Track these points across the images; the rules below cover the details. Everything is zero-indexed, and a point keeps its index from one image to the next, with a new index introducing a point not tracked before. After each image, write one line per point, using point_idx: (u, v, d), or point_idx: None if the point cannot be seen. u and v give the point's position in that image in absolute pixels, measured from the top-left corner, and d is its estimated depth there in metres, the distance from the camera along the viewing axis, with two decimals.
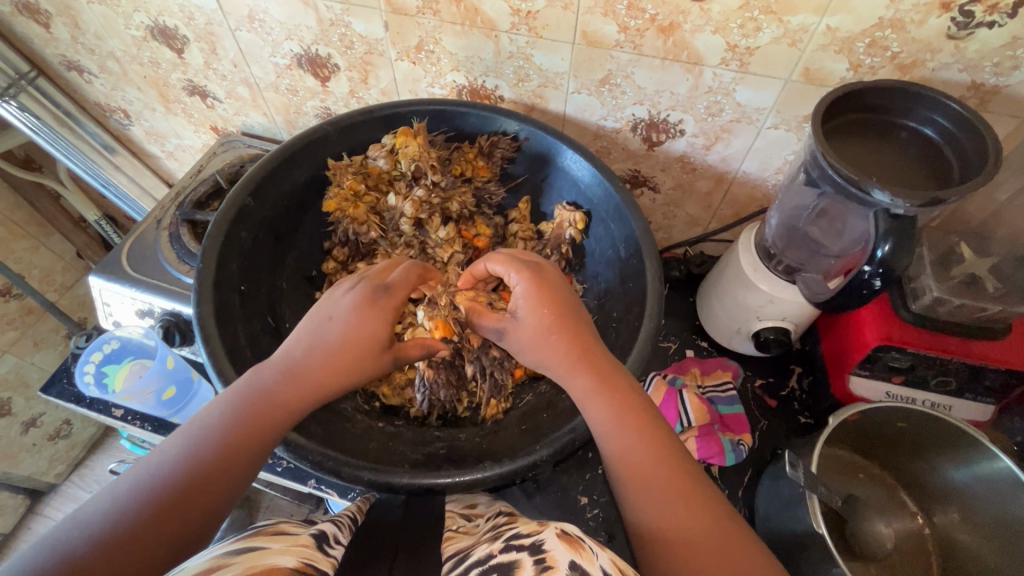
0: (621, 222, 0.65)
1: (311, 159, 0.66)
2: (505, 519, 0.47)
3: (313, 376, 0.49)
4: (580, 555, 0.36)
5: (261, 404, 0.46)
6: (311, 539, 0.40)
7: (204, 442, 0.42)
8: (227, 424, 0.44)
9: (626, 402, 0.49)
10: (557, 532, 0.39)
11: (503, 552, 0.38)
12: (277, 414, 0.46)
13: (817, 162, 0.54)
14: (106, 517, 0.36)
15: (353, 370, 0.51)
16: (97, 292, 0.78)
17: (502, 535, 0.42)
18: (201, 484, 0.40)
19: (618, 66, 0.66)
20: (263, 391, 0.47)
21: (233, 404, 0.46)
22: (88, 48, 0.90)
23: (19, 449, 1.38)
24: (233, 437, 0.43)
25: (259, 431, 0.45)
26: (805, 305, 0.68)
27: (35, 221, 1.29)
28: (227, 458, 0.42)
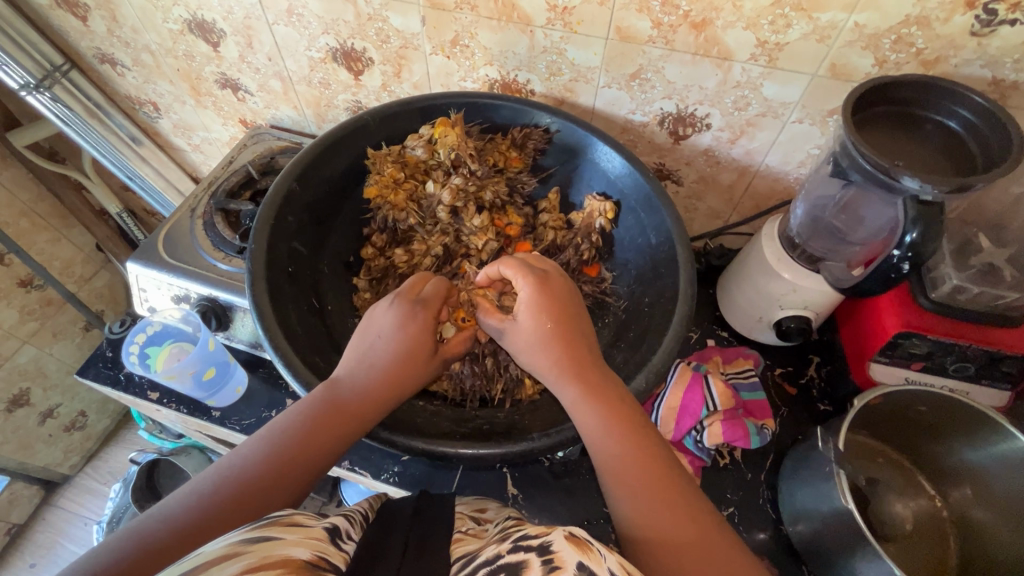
0: (652, 211, 0.67)
1: (352, 148, 0.68)
2: (512, 523, 0.50)
3: (378, 388, 0.52)
4: (588, 557, 0.38)
5: (326, 413, 0.49)
6: (325, 532, 0.42)
7: (279, 445, 0.46)
8: (299, 430, 0.47)
9: (615, 412, 0.51)
10: (564, 535, 0.40)
11: (510, 552, 0.40)
12: (340, 426, 0.49)
13: (847, 152, 0.56)
14: (190, 512, 0.42)
15: (408, 379, 0.54)
16: (134, 277, 0.81)
17: (509, 536, 0.44)
18: (268, 491, 0.44)
19: (649, 61, 0.69)
20: (331, 397, 0.50)
21: (301, 408, 0.49)
22: (124, 41, 0.93)
23: (35, 439, 1.40)
24: (300, 448, 0.47)
25: (323, 441, 0.48)
26: (828, 294, 0.70)
27: (59, 213, 1.31)
28: (292, 466, 0.46)
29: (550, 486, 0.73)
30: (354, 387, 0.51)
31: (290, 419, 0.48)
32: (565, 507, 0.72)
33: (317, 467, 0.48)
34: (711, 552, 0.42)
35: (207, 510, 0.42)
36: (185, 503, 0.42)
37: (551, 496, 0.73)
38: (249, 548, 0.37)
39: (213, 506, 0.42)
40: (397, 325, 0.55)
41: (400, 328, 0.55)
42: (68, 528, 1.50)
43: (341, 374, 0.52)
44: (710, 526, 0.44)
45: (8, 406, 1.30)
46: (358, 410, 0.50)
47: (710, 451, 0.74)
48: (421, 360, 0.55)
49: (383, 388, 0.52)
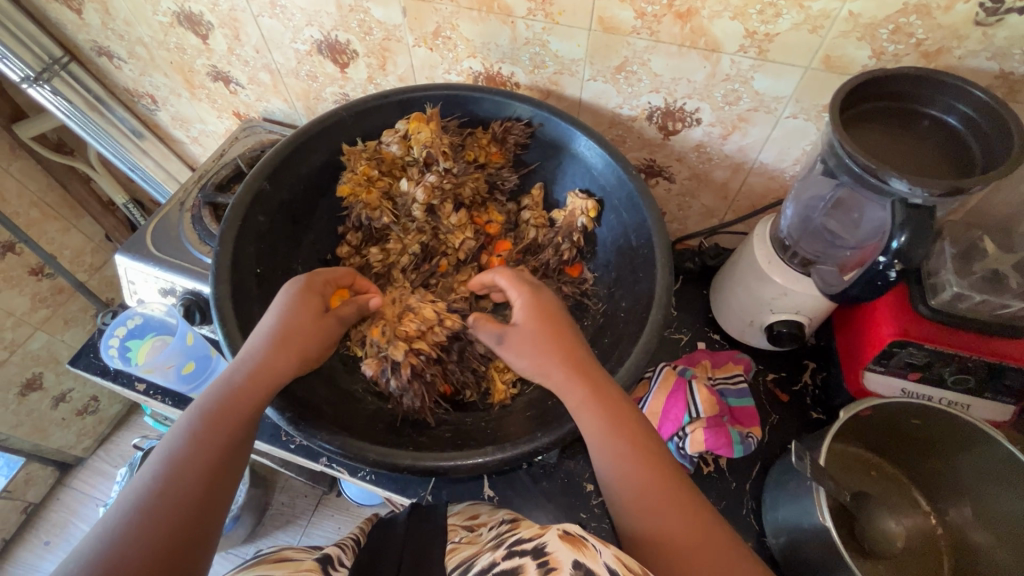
0: (634, 210, 0.64)
1: (327, 145, 0.67)
2: (508, 528, 0.49)
3: (266, 355, 0.51)
4: (584, 555, 0.37)
5: (225, 400, 0.47)
6: (317, 563, 0.47)
7: (179, 441, 0.45)
8: (195, 422, 0.46)
9: (619, 415, 0.49)
10: (559, 533, 0.40)
11: (505, 559, 0.40)
12: (237, 401, 0.48)
13: (834, 152, 0.53)
14: (101, 537, 0.39)
15: (306, 349, 0.54)
16: (122, 270, 0.81)
17: (505, 542, 0.44)
18: (173, 488, 0.42)
19: (634, 53, 0.66)
20: (225, 385, 0.49)
21: (198, 407, 0.47)
22: (118, 34, 0.93)
23: (49, 422, 1.44)
24: (209, 439, 0.45)
25: (225, 417, 0.47)
26: (820, 300, 0.67)
27: (68, 203, 1.33)
28: (206, 460, 0.44)
29: (528, 489, 0.72)
30: (249, 369, 0.50)
31: (189, 422, 0.46)
32: (542, 510, 0.70)
33: (235, 455, 0.46)
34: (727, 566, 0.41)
35: (132, 528, 0.39)
36: (102, 534, 0.39)
37: (528, 499, 0.71)
38: None
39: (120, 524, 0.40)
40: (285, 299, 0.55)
41: (294, 305, 0.55)
42: (81, 508, 1.54)
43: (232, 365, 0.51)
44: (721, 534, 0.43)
45: (21, 390, 1.34)
46: (249, 383, 0.49)
47: (694, 458, 0.71)
48: (320, 331, 0.55)
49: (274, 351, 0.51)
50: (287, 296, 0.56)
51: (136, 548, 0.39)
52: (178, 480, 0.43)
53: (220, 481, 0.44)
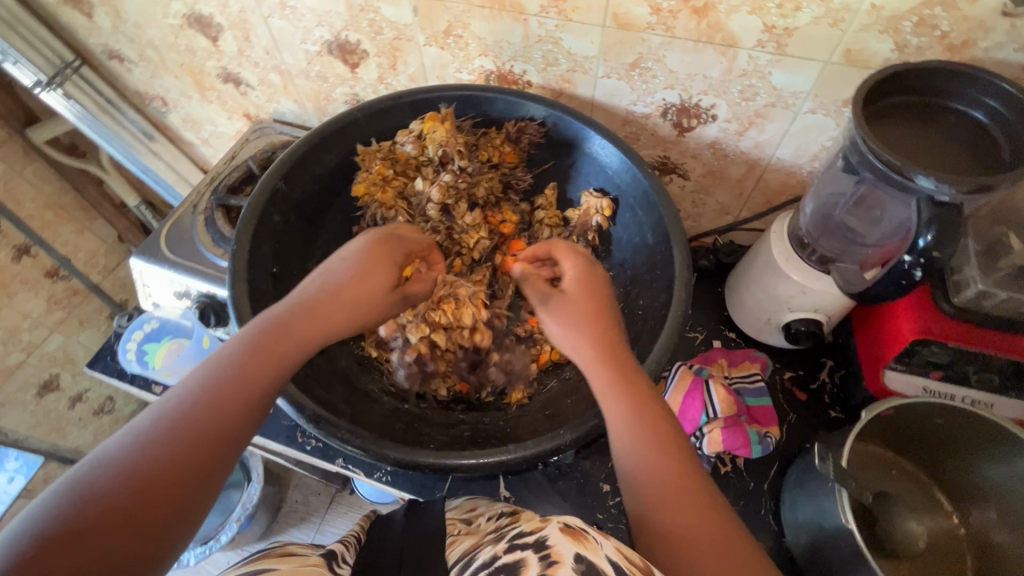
0: (650, 210, 0.64)
1: (341, 145, 0.67)
2: (507, 519, 0.49)
3: (331, 310, 0.49)
4: (585, 547, 0.37)
5: (272, 340, 0.46)
6: (322, 557, 0.47)
7: (223, 369, 0.43)
8: (240, 353, 0.45)
9: (644, 404, 0.48)
10: (561, 527, 0.41)
11: (508, 552, 0.40)
12: (287, 346, 0.46)
13: (857, 148, 0.52)
14: (123, 452, 0.38)
15: (366, 314, 0.51)
16: (137, 273, 0.82)
17: (505, 534, 0.44)
18: (203, 419, 0.41)
19: (649, 49, 0.65)
20: (274, 322, 0.47)
21: (242, 337, 0.46)
22: (128, 37, 0.93)
23: (66, 422, 1.43)
24: (247, 375, 0.44)
25: (270, 360, 0.45)
26: (840, 298, 0.66)
27: (80, 206, 1.34)
28: (236, 398, 0.42)
29: (544, 490, 0.72)
30: (302, 316, 0.48)
31: (237, 350, 0.45)
32: (558, 511, 0.70)
33: (267, 398, 0.44)
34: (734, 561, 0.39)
35: (151, 450, 0.38)
36: (122, 446, 0.39)
37: (544, 500, 0.71)
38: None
39: (144, 444, 0.39)
40: (356, 254, 0.53)
41: (359, 267, 0.52)
42: None
43: (284, 299, 0.49)
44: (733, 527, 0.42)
45: (40, 391, 1.35)
46: (302, 333, 0.47)
47: (711, 458, 0.71)
48: (384, 297, 0.53)
49: (334, 309, 0.49)
50: (357, 250, 0.54)
51: (152, 472, 0.38)
52: (206, 411, 0.41)
53: (247, 422, 0.43)
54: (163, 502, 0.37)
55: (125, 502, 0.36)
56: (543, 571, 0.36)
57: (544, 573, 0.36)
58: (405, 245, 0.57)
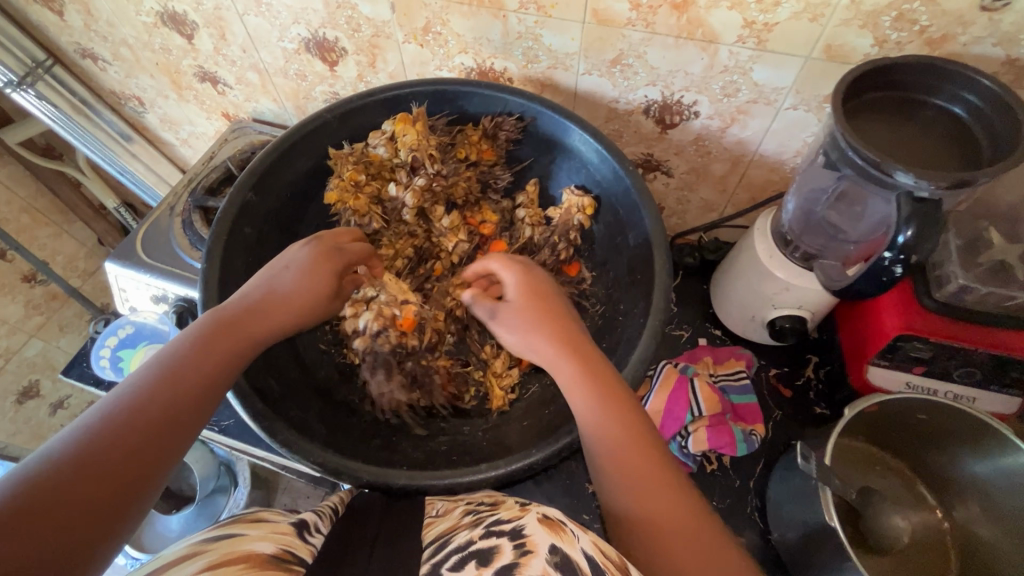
0: (631, 208, 0.63)
1: (312, 151, 0.66)
2: (487, 504, 0.48)
3: (276, 313, 0.52)
4: (560, 539, 0.40)
5: (221, 335, 0.48)
6: (293, 526, 0.45)
7: (174, 362, 0.45)
8: (190, 347, 0.46)
9: (611, 395, 0.49)
10: (538, 517, 0.43)
11: (482, 538, 0.41)
12: (238, 342, 0.49)
13: (836, 144, 0.51)
14: (79, 438, 0.38)
15: (304, 320, 0.56)
16: (112, 277, 0.80)
17: (483, 519, 0.44)
18: (161, 407, 0.42)
19: (630, 46, 0.64)
20: (222, 321, 0.49)
21: (190, 333, 0.47)
22: (101, 35, 0.91)
23: (48, 430, 1.40)
24: (201, 367, 0.45)
25: (220, 355, 0.47)
26: (822, 294, 0.66)
27: (58, 208, 1.31)
28: (192, 386, 0.44)
29: (530, 492, 0.71)
30: (253, 316, 0.51)
31: (185, 345, 0.46)
32: None
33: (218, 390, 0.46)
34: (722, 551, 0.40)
35: (113, 436, 0.39)
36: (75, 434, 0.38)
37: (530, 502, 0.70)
38: (212, 545, 0.40)
39: (102, 430, 0.39)
40: (301, 263, 0.56)
41: (308, 276, 0.56)
42: None
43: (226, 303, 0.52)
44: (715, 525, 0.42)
45: (18, 398, 1.32)
46: (254, 331, 0.50)
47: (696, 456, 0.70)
48: (324, 303, 0.58)
49: (285, 313, 0.53)
50: (302, 258, 0.57)
51: (116, 455, 0.38)
52: (162, 400, 0.42)
53: (200, 411, 0.44)
54: (130, 485, 0.38)
55: (92, 484, 0.36)
56: (516, 560, 0.37)
57: (517, 562, 0.37)
58: (345, 254, 0.60)
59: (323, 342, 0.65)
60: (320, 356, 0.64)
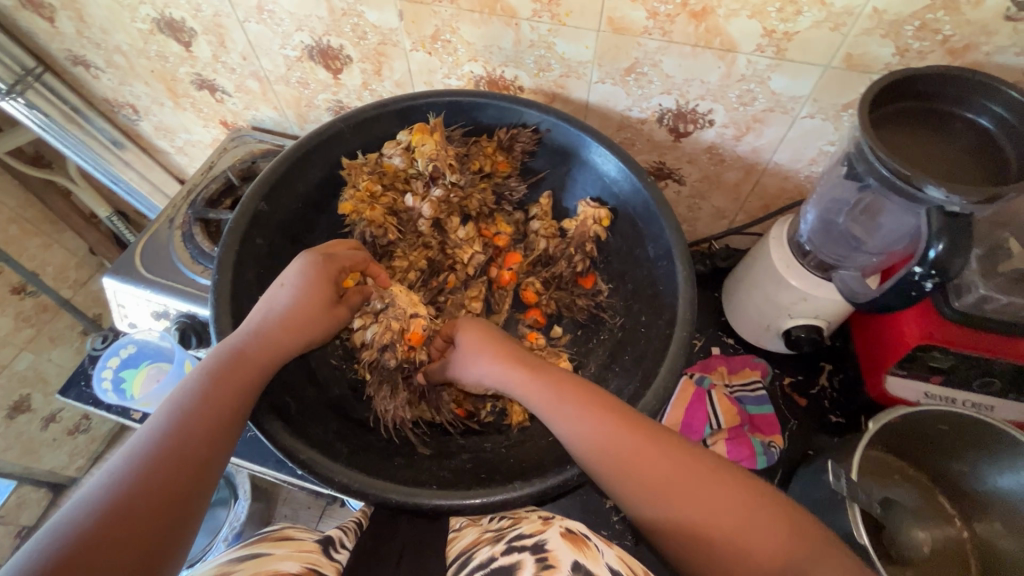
0: (650, 219, 0.62)
1: (325, 159, 0.64)
2: (508, 521, 0.47)
3: (278, 335, 0.51)
4: (584, 555, 0.39)
5: (229, 364, 0.47)
6: (318, 544, 0.44)
7: (187, 400, 0.44)
8: (201, 383, 0.45)
9: (610, 411, 0.47)
10: (560, 532, 0.42)
11: (505, 553, 0.40)
12: (248, 370, 0.48)
13: (863, 155, 0.50)
14: (104, 488, 0.38)
15: (308, 337, 0.54)
16: (110, 292, 0.77)
17: (504, 534, 0.44)
18: (179, 446, 0.41)
19: (645, 54, 0.63)
20: (229, 351, 0.48)
21: (203, 369, 0.47)
22: (94, 42, 0.88)
23: (39, 444, 1.37)
24: (218, 403, 0.45)
25: (232, 385, 0.46)
26: (840, 304, 0.66)
27: (48, 218, 1.27)
28: (206, 423, 0.43)
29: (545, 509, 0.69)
30: (259, 342, 0.50)
31: (197, 382, 0.46)
32: None
33: (236, 423, 0.46)
34: (762, 529, 0.39)
35: (136, 483, 0.38)
36: (100, 484, 0.38)
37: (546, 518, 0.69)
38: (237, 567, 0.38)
39: (125, 477, 0.39)
40: (298, 278, 0.54)
41: (311, 289, 0.54)
42: None
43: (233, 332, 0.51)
44: (750, 492, 0.42)
45: (9, 413, 1.28)
46: (261, 358, 0.49)
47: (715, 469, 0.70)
48: (329, 316, 0.56)
49: (286, 334, 0.52)
50: (300, 271, 0.55)
51: (142, 500, 0.38)
52: (180, 438, 0.42)
53: (222, 447, 0.44)
54: (159, 529, 0.38)
55: (122, 533, 0.36)
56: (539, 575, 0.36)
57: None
58: (338, 260, 0.57)
59: (334, 357, 0.63)
60: (331, 372, 0.61)
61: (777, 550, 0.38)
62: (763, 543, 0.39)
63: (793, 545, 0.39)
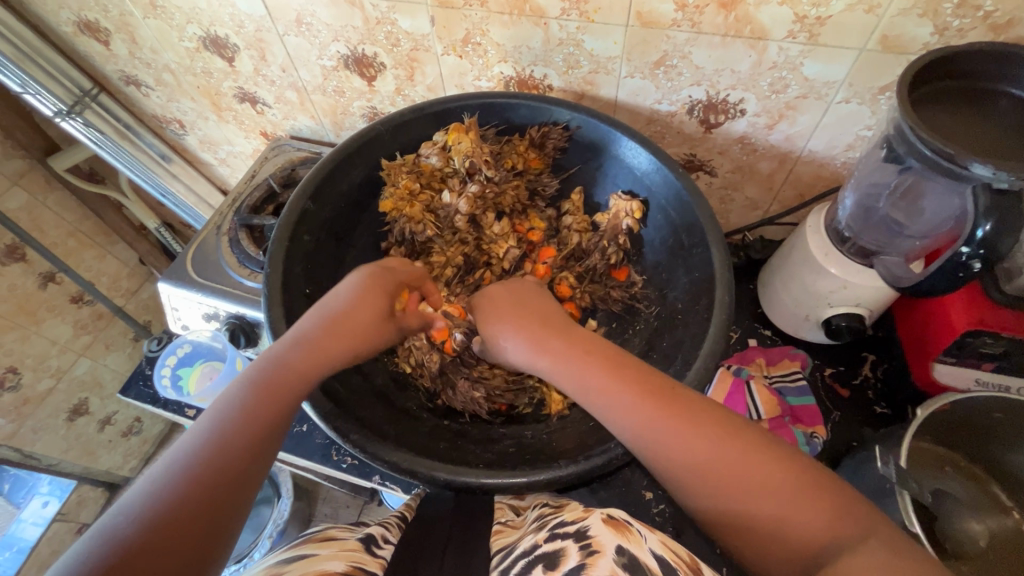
0: (683, 209, 0.62)
1: (366, 160, 0.66)
2: (551, 509, 0.48)
3: (322, 343, 0.52)
4: (627, 540, 0.38)
5: (274, 375, 0.48)
6: (360, 543, 0.43)
7: (231, 410, 0.45)
8: (244, 394, 0.47)
9: (640, 389, 0.47)
10: (602, 517, 0.41)
11: (548, 542, 0.40)
12: (291, 378, 0.49)
13: (904, 136, 0.50)
14: (146, 493, 0.39)
15: (356, 341, 0.55)
16: (166, 297, 0.81)
17: (547, 524, 0.44)
18: (219, 455, 0.42)
19: (674, 46, 0.63)
20: (274, 361, 0.50)
21: (246, 379, 0.48)
22: (145, 62, 0.93)
23: (97, 445, 1.43)
24: (258, 412, 0.46)
25: (275, 394, 0.47)
26: (883, 291, 0.64)
27: (102, 231, 1.33)
28: (248, 431, 0.44)
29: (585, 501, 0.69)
30: (302, 351, 0.51)
31: (240, 392, 0.47)
32: None
33: (280, 431, 0.47)
34: (802, 507, 0.38)
35: (176, 488, 0.39)
36: (143, 490, 0.39)
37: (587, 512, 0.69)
38: (287, 567, 0.38)
39: (168, 483, 0.39)
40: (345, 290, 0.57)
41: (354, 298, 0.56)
42: None
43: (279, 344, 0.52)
44: (788, 468, 0.40)
45: (70, 415, 1.35)
46: (305, 368, 0.50)
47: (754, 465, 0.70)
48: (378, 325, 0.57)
49: (331, 340, 0.52)
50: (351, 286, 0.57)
51: (180, 505, 0.38)
52: (221, 447, 0.43)
53: (263, 456, 0.45)
54: (195, 533, 0.38)
55: (159, 536, 0.37)
56: (583, 561, 0.36)
57: (584, 563, 0.36)
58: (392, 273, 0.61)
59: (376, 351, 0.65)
60: (374, 363, 0.63)
61: (813, 525, 0.38)
62: (802, 526, 0.38)
63: (838, 526, 0.37)
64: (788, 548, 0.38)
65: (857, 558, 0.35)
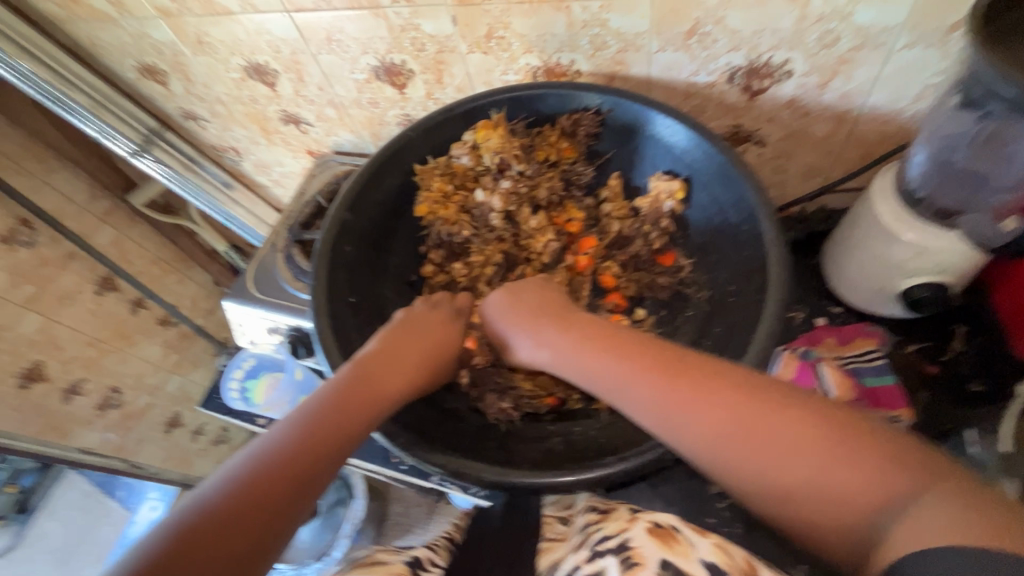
0: (730, 185, 0.59)
1: (399, 167, 0.68)
2: (596, 518, 0.47)
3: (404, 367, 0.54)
4: (673, 553, 0.36)
5: (353, 389, 0.49)
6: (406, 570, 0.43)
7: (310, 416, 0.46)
8: (322, 402, 0.47)
9: (676, 374, 0.45)
10: (648, 527, 0.39)
11: (589, 560, 0.39)
12: (368, 397, 0.50)
13: (981, 82, 0.44)
14: (222, 487, 0.39)
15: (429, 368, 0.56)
16: (231, 315, 0.86)
17: (590, 538, 0.43)
18: (297, 459, 0.42)
19: (706, 12, 0.59)
20: (355, 375, 0.50)
21: (323, 390, 0.49)
22: (199, 97, 1.00)
23: (191, 454, 1.45)
24: (336, 422, 0.46)
25: (354, 408, 0.48)
26: (966, 253, 0.59)
27: (179, 257, 1.41)
28: (326, 439, 0.45)
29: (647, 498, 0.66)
30: (382, 373, 0.52)
31: (319, 400, 0.47)
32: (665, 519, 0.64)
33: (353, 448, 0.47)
34: (846, 466, 0.36)
35: (251, 486, 0.40)
36: (219, 484, 0.40)
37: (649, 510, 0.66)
38: None
39: (245, 481, 0.40)
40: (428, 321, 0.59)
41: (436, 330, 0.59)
42: None
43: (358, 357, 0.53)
44: (821, 424, 0.38)
45: (166, 427, 1.39)
46: (383, 389, 0.51)
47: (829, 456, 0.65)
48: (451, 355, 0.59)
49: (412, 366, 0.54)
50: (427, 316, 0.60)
51: (254, 506, 0.39)
52: (298, 451, 0.43)
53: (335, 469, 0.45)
54: (263, 537, 0.38)
55: (232, 536, 0.37)
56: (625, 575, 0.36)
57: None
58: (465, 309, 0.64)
59: None
60: None
61: (867, 483, 0.35)
62: (852, 483, 0.35)
63: (890, 479, 0.34)
64: (846, 512, 0.35)
65: (918, 516, 0.32)
